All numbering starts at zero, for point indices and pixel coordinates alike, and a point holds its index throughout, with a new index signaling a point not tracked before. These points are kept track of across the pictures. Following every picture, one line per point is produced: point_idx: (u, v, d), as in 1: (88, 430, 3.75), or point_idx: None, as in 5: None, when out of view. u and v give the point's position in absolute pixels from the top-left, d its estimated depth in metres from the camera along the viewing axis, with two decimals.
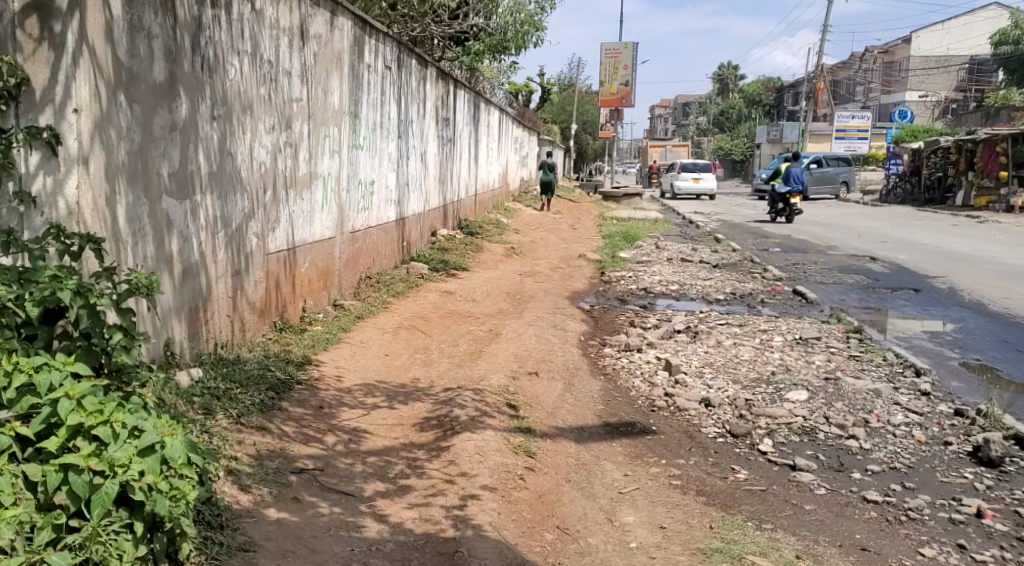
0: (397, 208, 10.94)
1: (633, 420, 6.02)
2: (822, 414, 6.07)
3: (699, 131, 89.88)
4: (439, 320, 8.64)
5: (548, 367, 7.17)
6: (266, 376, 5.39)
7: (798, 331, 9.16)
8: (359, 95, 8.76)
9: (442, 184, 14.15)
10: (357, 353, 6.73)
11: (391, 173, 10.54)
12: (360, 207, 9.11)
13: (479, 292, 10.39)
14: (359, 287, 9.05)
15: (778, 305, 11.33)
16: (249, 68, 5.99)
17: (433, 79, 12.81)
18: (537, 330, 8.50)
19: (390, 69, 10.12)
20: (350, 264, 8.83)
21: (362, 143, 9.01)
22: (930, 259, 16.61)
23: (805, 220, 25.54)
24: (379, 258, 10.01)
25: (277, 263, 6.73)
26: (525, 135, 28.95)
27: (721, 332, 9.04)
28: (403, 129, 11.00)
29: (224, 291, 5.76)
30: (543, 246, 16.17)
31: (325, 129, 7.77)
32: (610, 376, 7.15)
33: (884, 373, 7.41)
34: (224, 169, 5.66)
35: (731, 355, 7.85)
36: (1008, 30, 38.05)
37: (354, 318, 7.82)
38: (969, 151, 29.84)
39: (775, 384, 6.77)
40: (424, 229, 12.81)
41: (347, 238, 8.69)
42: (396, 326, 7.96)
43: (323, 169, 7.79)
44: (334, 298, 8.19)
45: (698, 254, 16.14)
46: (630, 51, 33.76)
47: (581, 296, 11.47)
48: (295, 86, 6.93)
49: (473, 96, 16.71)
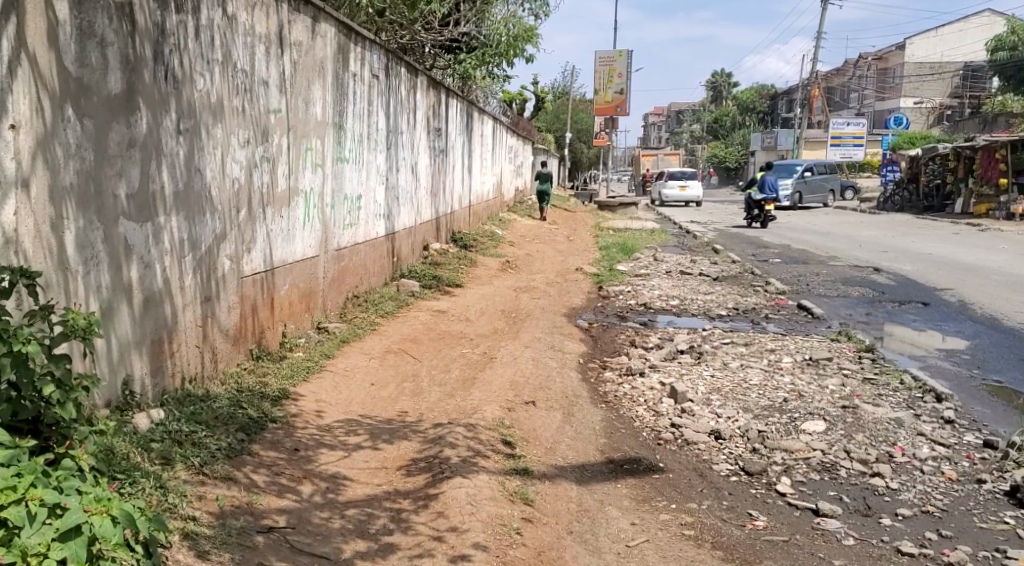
0: (387, 223, 10.49)
1: (638, 456, 5.56)
2: (842, 448, 5.63)
3: (692, 140, 89.53)
4: (430, 343, 8.17)
5: (546, 395, 6.71)
6: (237, 415, 4.93)
7: (808, 351, 8.71)
8: (344, 105, 8.32)
9: (434, 196, 13.71)
10: (341, 383, 6.27)
11: (380, 186, 10.09)
12: (346, 223, 8.66)
13: (472, 311, 9.93)
14: (345, 309, 8.59)
15: (783, 321, 10.88)
16: (220, 78, 5.53)
17: (424, 87, 12.37)
18: (534, 353, 8.04)
19: (378, 78, 9.67)
20: (335, 284, 8.38)
21: (348, 157, 8.56)
22: (935, 270, 16.18)
23: (804, 229, 25.12)
24: (368, 276, 9.55)
25: (253, 286, 6.28)
26: (519, 144, 28.48)
27: (727, 352, 8.58)
28: (392, 140, 10.56)
29: (192, 320, 5.31)
30: (538, 259, 15.70)
31: (308, 142, 7.33)
32: (612, 403, 6.70)
33: (903, 398, 6.97)
34: (193, 188, 5.21)
35: (740, 379, 7.40)
36: (1004, 36, 37.73)
37: (339, 343, 7.36)
38: (968, 157, 29.42)
39: (788, 412, 6.32)
40: (415, 244, 12.36)
41: (332, 257, 8.24)
42: (384, 350, 7.51)
43: (305, 184, 7.35)
44: (318, 320, 7.74)
45: (698, 266, 15.70)
46: (624, 60, 33.35)
47: (578, 313, 11.01)
48: (273, 97, 6.48)
49: (466, 105, 16.27)
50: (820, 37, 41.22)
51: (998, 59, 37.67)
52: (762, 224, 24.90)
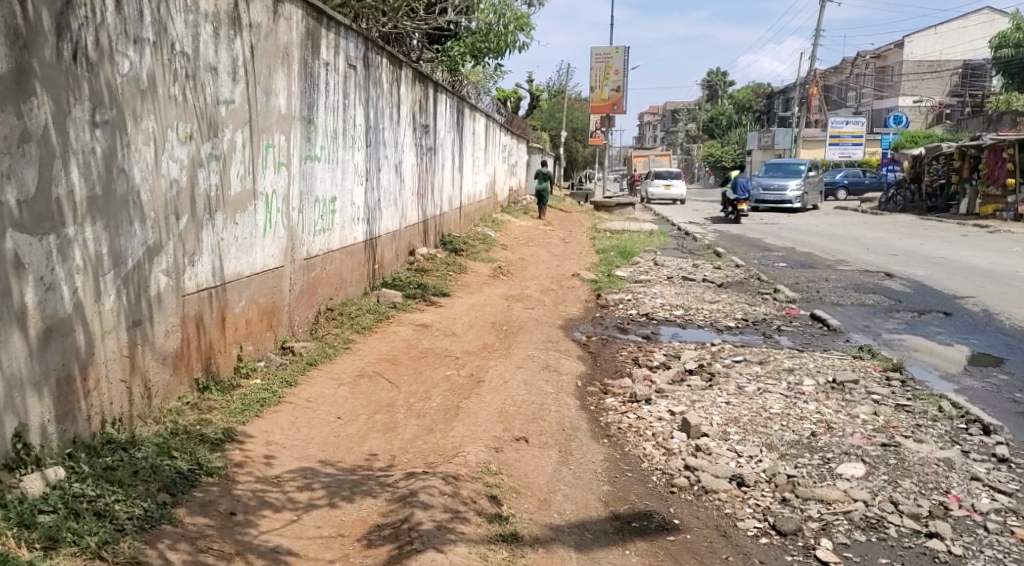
0: (367, 227, 9.64)
1: (649, 509, 4.72)
2: (888, 499, 4.77)
3: (686, 140, 88.65)
4: (412, 363, 7.31)
5: (539, 429, 5.85)
6: (162, 468, 4.08)
7: (830, 371, 7.84)
8: (314, 97, 7.45)
9: (421, 197, 12.85)
10: (301, 419, 5.41)
11: (359, 187, 9.22)
12: (318, 229, 7.80)
13: (459, 324, 9.06)
14: (316, 325, 7.73)
15: (797, 334, 10.01)
16: (154, 61, 4.68)
17: (409, 80, 11.51)
18: (526, 375, 7.17)
19: (355, 69, 8.81)
20: (306, 296, 7.52)
21: (319, 155, 7.69)
22: (950, 275, 15.32)
23: (808, 231, 24.26)
24: (344, 286, 8.68)
25: (199, 305, 5.41)
26: (513, 143, 27.65)
27: (740, 373, 7.72)
28: (373, 137, 9.69)
29: (117, 351, 4.45)
30: (533, 264, 14.84)
31: (268, 138, 6.46)
32: (615, 438, 5.84)
33: (945, 431, 6.12)
34: (115, 192, 4.36)
35: (758, 407, 6.55)
36: (1009, 32, 36.88)
37: (306, 367, 6.50)
38: (973, 156, 28.57)
39: (820, 450, 5.46)
40: (400, 250, 11.50)
41: (302, 268, 7.38)
42: (357, 374, 6.64)
43: (266, 185, 6.48)
44: (283, 340, 6.88)
45: (701, 272, 14.85)
46: (620, 58, 32.24)
47: (575, 326, 10.15)
48: (224, 84, 5.61)
49: (455, 101, 15.44)
50: (818, 34, 40.50)
51: (1001, 57, 36.87)
52: (735, 219, 26.00)
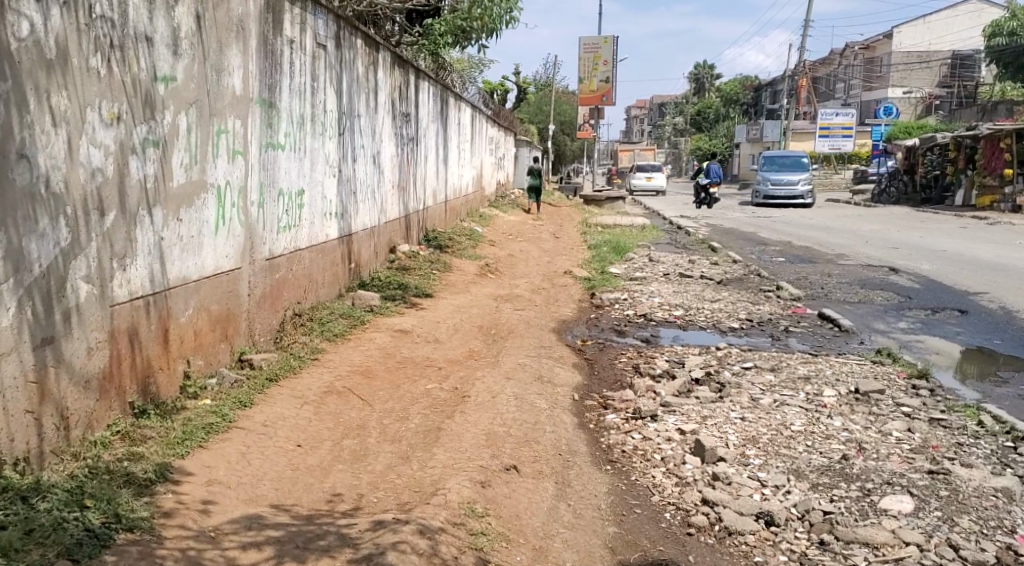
0: (341, 223, 8.88)
1: (664, 559, 4.06)
2: (946, 542, 4.06)
3: (674, 133, 88.04)
4: (388, 375, 6.55)
5: (531, 455, 5.08)
6: (67, 525, 3.33)
7: (850, 379, 7.10)
8: (275, 78, 6.70)
9: (402, 190, 12.06)
10: (253, 450, 4.63)
11: (330, 179, 8.45)
12: (283, 225, 7.05)
13: (442, 328, 8.29)
14: (281, 333, 6.98)
15: (807, 336, 9.27)
16: (66, 24, 3.93)
17: (387, 64, 10.74)
18: (516, 388, 6.42)
19: (325, 49, 8.04)
20: (269, 301, 6.78)
21: (282, 143, 6.94)
22: (957, 269, 14.64)
23: (803, 224, 23.56)
24: (314, 287, 7.92)
25: (133, 316, 4.65)
26: (500, 135, 26.88)
27: (752, 382, 6.96)
28: (347, 124, 8.93)
29: (20, 378, 3.72)
30: (522, 261, 14.09)
31: (220, 122, 5.70)
32: (619, 464, 5.08)
33: (992, 449, 5.40)
34: (10, 181, 3.62)
35: (779, 424, 5.80)
36: (1003, 22, 36.33)
37: (264, 383, 5.74)
38: (969, 146, 27.95)
39: (858, 478, 4.70)
40: (380, 247, 10.72)
41: (264, 269, 6.64)
42: (325, 390, 5.87)
43: (217, 175, 5.71)
44: (241, 351, 6.14)
45: (697, 268, 14.13)
46: (610, 46, 31.76)
47: (568, 328, 9.39)
48: (162, 57, 4.82)
49: (438, 89, 14.66)
50: (807, 24, 39.83)
51: (995, 45, 36.28)
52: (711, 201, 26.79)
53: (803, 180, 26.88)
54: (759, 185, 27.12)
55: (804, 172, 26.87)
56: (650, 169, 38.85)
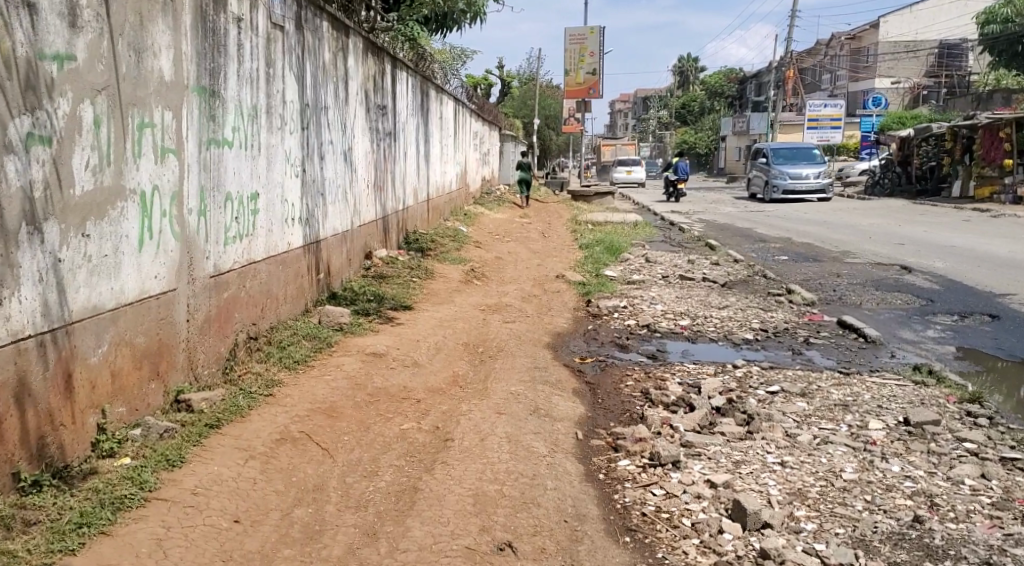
0: (307, 229, 7.84)
1: None
2: None
3: (658, 127, 87.20)
4: (357, 412, 5.54)
5: (530, 525, 4.09)
6: None
7: (897, 406, 6.11)
8: (219, 63, 5.66)
9: (378, 190, 11.01)
10: (174, 533, 3.66)
11: (292, 179, 7.40)
12: (232, 236, 6.00)
13: (422, 348, 7.28)
14: (231, 361, 5.97)
15: (830, 349, 8.29)
16: None
17: (358, 51, 9.70)
18: (509, 427, 5.40)
19: (283, 31, 7.00)
20: (216, 325, 5.74)
21: (229, 139, 5.91)
22: (972, 267, 13.72)
23: (800, 219, 22.59)
24: (273, 304, 6.87)
25: (19, 362, 3.67)
26: (485, 130, 25.90)
27: (784, 411, 5.97)
28: (312, 117, 7.90)
29: None
30: (511, 264, 13.08)
31: (143, 113, 4.65)
32: (641, 534, 4.13)
33: None
34: None
35: (827, 471, 4.82)
36: (996, 8, 35.49)
37: (201, 432, 4.71)
38: (966, 136, 27.05)
39: (947, 555, 3.86)
40: (353, 253, 9.68)
41: (208, 289, 5.60)
42: (277, 438, 4.86)
43: (141, 178, 4.67)
44: (178, 391, 5.12)
45: (699, 269, 13.15)
46: (596, 37, 30.78)
47: (564, 343, 8.40)
48: (52, 30, 3.83)
49: (418, 80, 13.61)
50: (795, 15, 38.93)
51: (987, 32, 35.44)
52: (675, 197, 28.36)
53: (822, 172, 25.35)
54: (776, 180, 25.55)
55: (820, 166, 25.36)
56: (631, 162, 38.21)
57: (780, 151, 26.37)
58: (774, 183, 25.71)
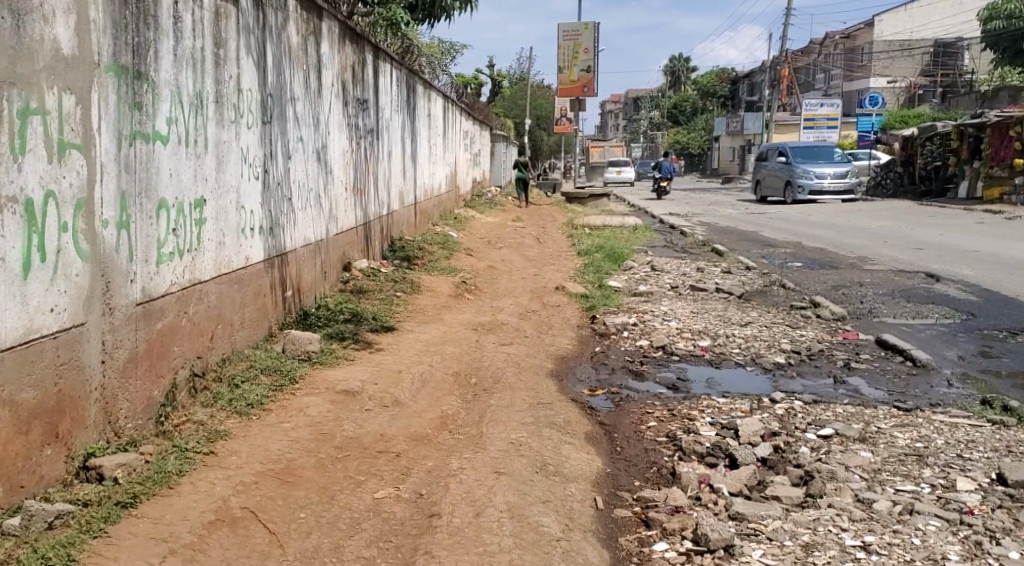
0: (270, 239, 6.70)
1: None
2: None
3: (649, 128, 86.19)
4: (320, 474, 4.41)
5: None
6: None
7: (983, 457, 5.00)
8: (146, 37, 4.53)
9: (358, 194, 9.86)
10: None
11: (250, 181, 6.25)
12: (167, 252, 4.85)
13: (404, 380, 6.14)
14: (169, 407, 4.81)
15: (876, 376, 7.18)
16: None
17: (334, 36, 8.58)
18: (508, 494, 4.29)
19: (236, 5, 5.87)
20: (146, 364, 4.59)
21: (163, 133, 4.78)
22: (1004, 274, 12.65)
23: (806, 222, 21.52)
24: (226, 331, 5.69)
25: None
26: (476, 129, 24.80)
27: (847, 464, 4.86)
28: (276, 109, 6.77)
29: None
30: (505, 274, 11.95)
31: (27, 95, 3.54)
32: None
33: None
34: None
35: (923, 558, 3.73)
36: (1000, 5, 34.52)
37: (109, 516, 3.63)
38: (973, 136, 25.98)
39: None
40: (329, 264, 8.53)
41: (134, 320, 4.45)
42: (212, 518, 3.77)
43: (25, 180, 3.55)
44: (87, 454, 3.99)
45: (710, 278, 12.06)
46: (591, 33, 29.68)
47: (570, 371, 7.27)
48: None
49: (403, 73, 12.45)
50: (791, 13, 37.96)
51: (991, 29, 34.39)
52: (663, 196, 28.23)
53: (849, 171, 24.37)
54: (801, 180, 24.32)
55: (838, 168, 24.17)
56: (624, 162, 37.20)
57: (796, 152, 25.18)
58: (799, 183, 24.45)
